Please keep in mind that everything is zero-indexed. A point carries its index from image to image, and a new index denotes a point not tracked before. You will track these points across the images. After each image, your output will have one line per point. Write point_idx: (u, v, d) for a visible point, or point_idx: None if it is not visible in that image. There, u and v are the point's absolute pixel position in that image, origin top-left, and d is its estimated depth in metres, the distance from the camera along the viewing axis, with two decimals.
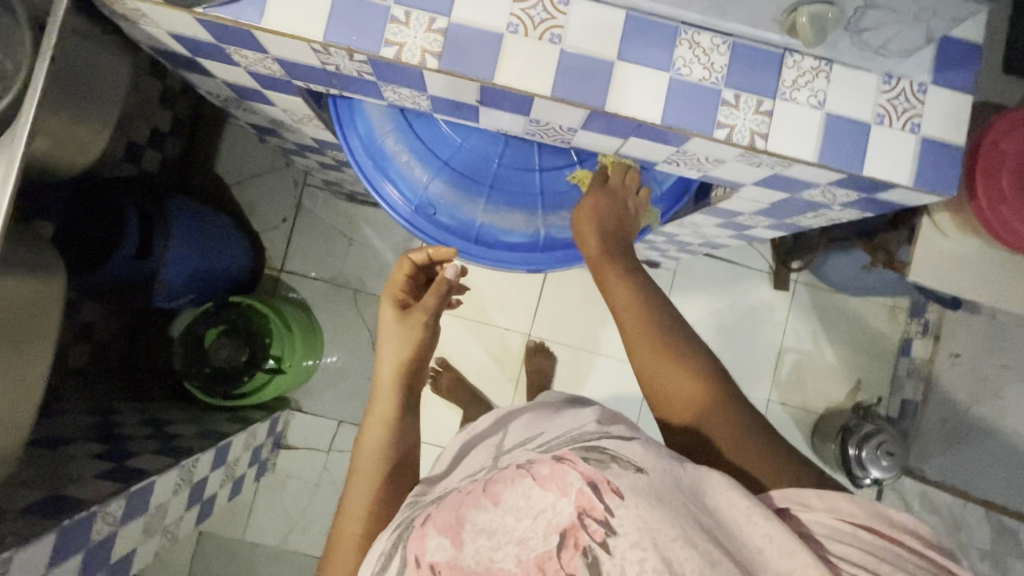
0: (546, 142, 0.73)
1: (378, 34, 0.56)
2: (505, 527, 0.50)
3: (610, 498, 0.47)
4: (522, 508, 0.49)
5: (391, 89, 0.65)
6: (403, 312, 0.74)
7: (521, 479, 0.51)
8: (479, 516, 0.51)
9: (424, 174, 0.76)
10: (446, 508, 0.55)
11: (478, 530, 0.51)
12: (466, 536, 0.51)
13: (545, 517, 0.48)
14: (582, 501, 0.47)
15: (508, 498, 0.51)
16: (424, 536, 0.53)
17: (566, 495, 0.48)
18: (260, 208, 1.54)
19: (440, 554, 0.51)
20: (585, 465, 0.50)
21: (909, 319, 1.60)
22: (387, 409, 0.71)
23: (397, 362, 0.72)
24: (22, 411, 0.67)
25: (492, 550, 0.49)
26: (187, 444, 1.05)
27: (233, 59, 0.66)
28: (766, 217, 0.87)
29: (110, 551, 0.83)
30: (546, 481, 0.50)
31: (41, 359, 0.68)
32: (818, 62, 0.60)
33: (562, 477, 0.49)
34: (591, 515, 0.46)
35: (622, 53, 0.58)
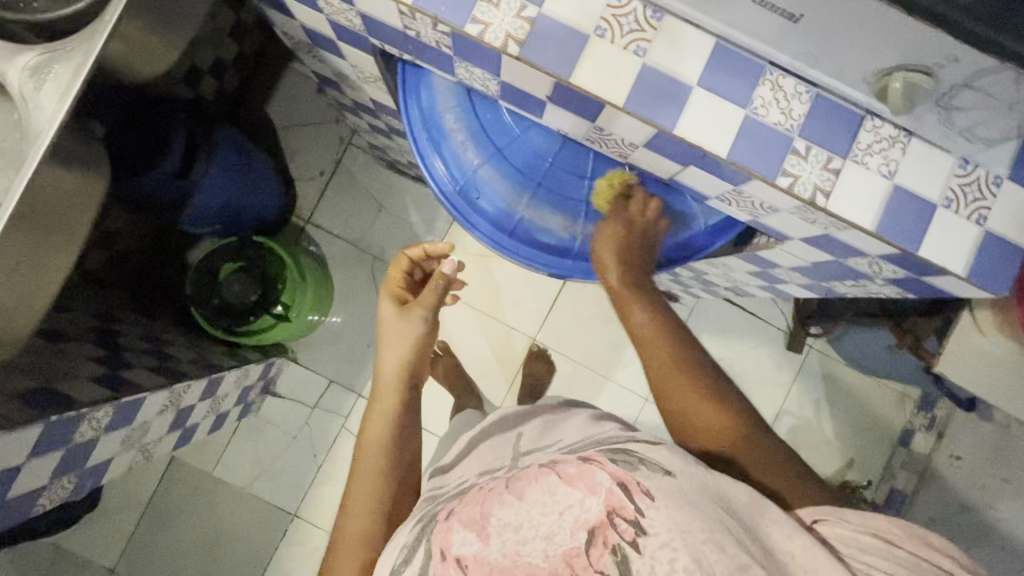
0: (600, 151, 0.72)
1: (467, 10, 0.56)
2: (530, 521, 0.52)
3: (639, 499, 0.50)
4: (547, 503, 0.52)
5: (465, 67, 0.64)
6: (402, 309, 0.83)
7: (546, 476, 0.54)
8: (503, 510, 0.54)
9: (475, 157, 0.76)
10: (468, 503, 0.58)
11: (503, 524, 0.53)
12: (491, 531, 0.53)
13: (572, 513, 0.50)
14: (612, 500, 0.50)
15: (533, 493, 0.53)
16: (449, 530, 0.55)
17: (595, 493, 0.51)
18: (301, 157, 1.55)
19: (466, 547, 0.53)
20: (614, 467, 0.53)
21: (915, 411, 1.58)
22: (387, 403, 0.76)
23: (397, 355, 0.79)
24: (38, 299, 0.68)
25: (519, 543, 0.51)
26: (182, 369, 1.06)
27: (318, 4, 0.66)
28: (802, 276, 0.85)
29: (89, 456, 0.84)
30: (573, 479, 0.53)
31: (67, 251, 0.69)
32: (898, 131, 0.59)
33: (590, 477, 0.52)
34: (621, 515, 0.49)
35: (703, 79, 0.57)
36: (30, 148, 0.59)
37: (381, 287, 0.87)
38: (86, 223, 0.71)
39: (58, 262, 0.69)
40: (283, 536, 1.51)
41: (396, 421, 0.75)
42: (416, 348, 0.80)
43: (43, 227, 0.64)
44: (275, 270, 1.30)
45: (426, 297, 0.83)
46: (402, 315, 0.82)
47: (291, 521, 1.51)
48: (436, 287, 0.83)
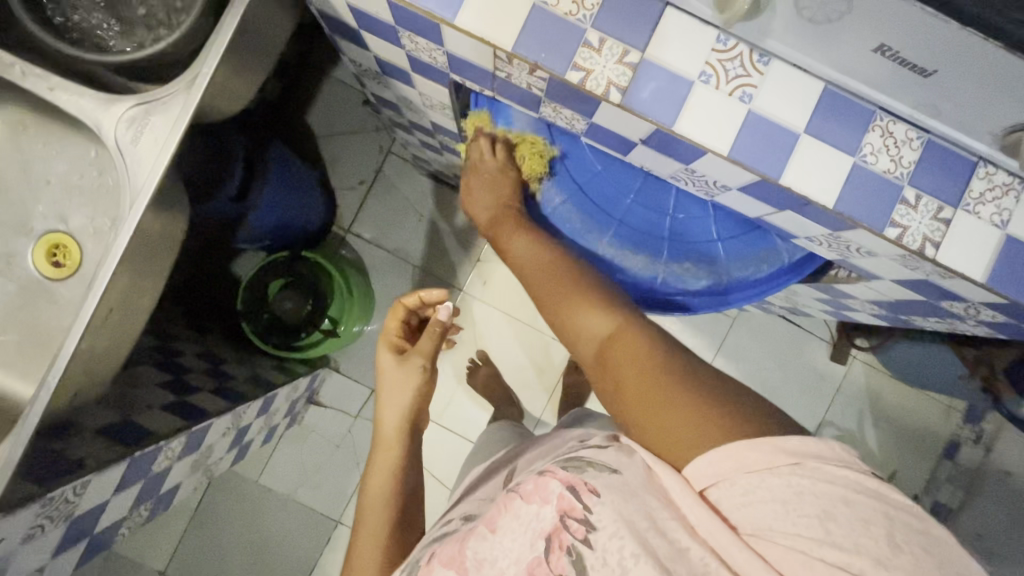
0: (684, 189, 0.70)
1: (567, 56, 0.54)
2: (502, 549, 0.50)
3: (588, 497, 0.49)
4: (514, 527, 0.50)
5: (553, 107, 0.63)
6: (401, 357, 0.82)
7: (510, 500, 0.52)
8: (478, 544, 0.51)
9: (554, 194, 0.74)
10: (449, 542, 0.55)
11: (480, 558, 0.51)
12: (469, 566, 0.51)
13: (532, 527, 0.49)
14: (563, 504, 0.49)
15: (504, 521, 0.51)
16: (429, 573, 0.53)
17: (548, 503, 0.50)
18: (341, 165, 1.54)
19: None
20: (564, 473, 0.52)
21: (961, 423, 1.56)
22: (391, 453, 0.77)
23: (397, 407, 0.79)
24: (121, 339, 0.68)
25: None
26: (241, 390, 1.07)
27: (400, 41, 0.64)
28: (879, 307, 0.83)
29: (164, 482, 0.85)
30: (530, 495, 0.51)
31: (149, 291, 0.69)
32: (1012, 178, 0.57)
33: (543, 489, 0.51)
34: (572, 516, 0.48)
35: (810, 126, 0.55)
36: (125, 202, 0.59)
37: (379, 339, 0.86)
38: (166, 262, 0.71)
39: (140, 302, 0.69)
40: (327, 542, 1.53)
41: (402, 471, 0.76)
42: (418, 397, 0.79)
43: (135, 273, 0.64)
44: (324, 285, 1.32)
45: (424, 344, 0.82)
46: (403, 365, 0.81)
47: (335, 528, 1.54)
48: (434, 334, 0.83)
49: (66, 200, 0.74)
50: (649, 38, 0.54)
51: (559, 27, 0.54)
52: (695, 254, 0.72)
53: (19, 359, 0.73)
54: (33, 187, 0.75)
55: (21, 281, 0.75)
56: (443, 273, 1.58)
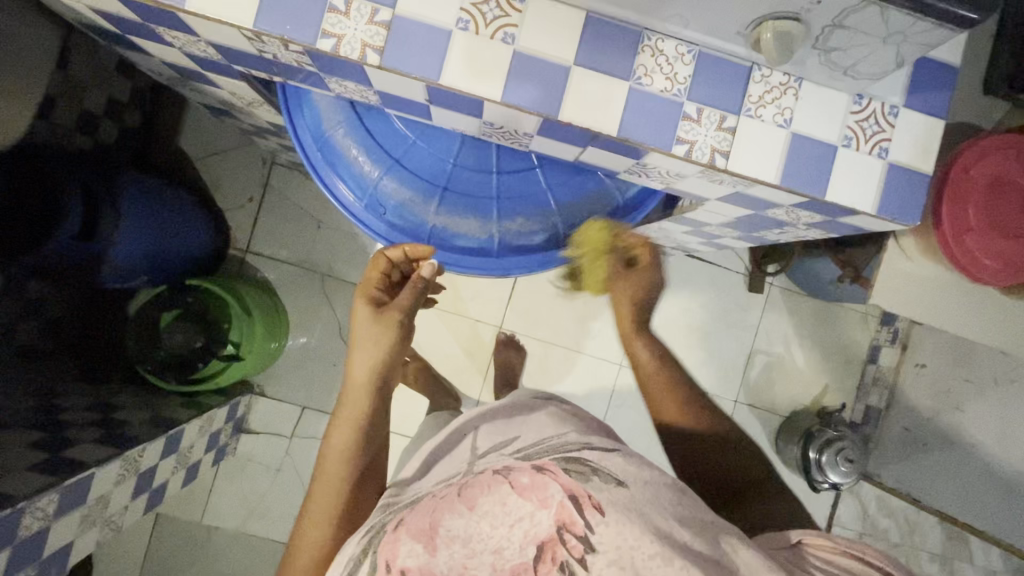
0: (502, 145, 0.68)
1: (314, 24, 0.52)
2: (480, 534, 0.52)
3: (590, 514, 0.50)
4: (498, 516, 0.52)
5: (336, 82, 0.61)
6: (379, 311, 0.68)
7: (498, 486, 0.54)
8: (453, 521, 0.54)
9: (374, 170, 0.70)
10: (420, 512, 0.57)
11: (453, 536, 0.53)
12: (439, 542, 0.53)
13: (523, 526, 0.51)
14: (562, 515, 0.50)
15: (483, 503, 0.54)
16: (397, 541, 0.55)
17: (547, 507, 0.51)
18: (226, 186, 1.48)
19: (413, 560, 0.53)
20: (566, 477, 0.53)
21: (879, 327, 1.60)
22: (356, 410, 0.67)
23: (370, 360, 0.67)
24: None
25: (468, 556, 0.51)
26: (135, 432, 1.02)
27: (165, 39, 0.61)
28: (732, 229, 0.84)
29: (43, 545, 0.81)
30: (525, 491, 0.53)
31: None
32: (788, 77, 0.57)
33: (543, 490, 0.52)
34: (570, 530, 0.49)
35: (579, 57, 0.54)
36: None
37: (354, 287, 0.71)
38: None
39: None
40: None
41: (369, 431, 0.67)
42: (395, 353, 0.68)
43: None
44: (218, 312, 1.28)
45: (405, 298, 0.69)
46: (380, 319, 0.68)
47: None
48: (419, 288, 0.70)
49: None
50: None
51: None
52: (527, 208, 0.72)
53: None
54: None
55: None
56: (355, 276, 1.53)
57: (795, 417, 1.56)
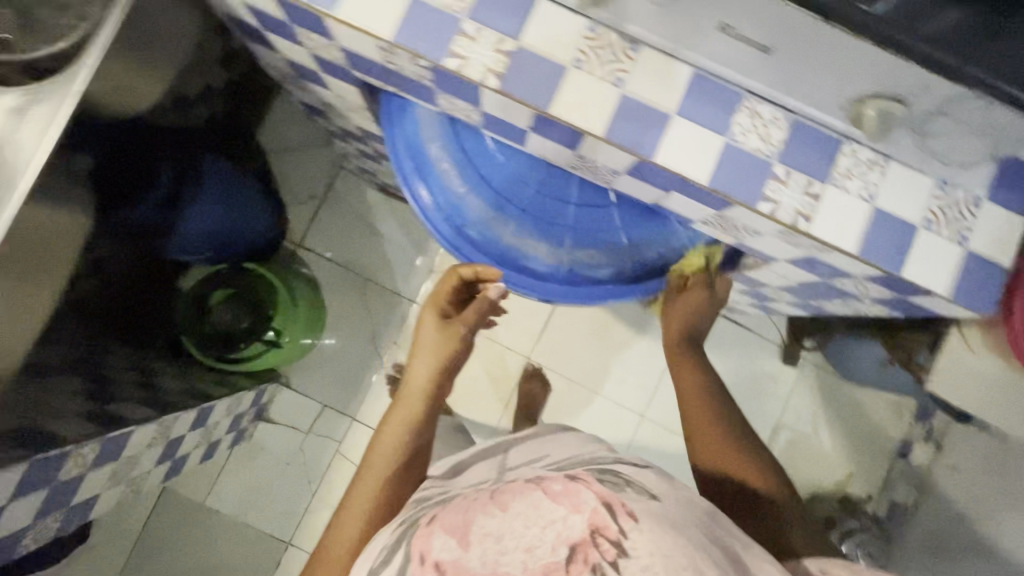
0: (587, 179, 0.71)
1: (445, 45, 0.57)
2: (513, 533, 0.53)
3: (622, 520, 0.53)
4: (531, 517, 0.53)
5: (446, 98, 0.65)
6: (442, 321, 0.82)
7: (531, 491, 0.55)
8: (486, 520, 0.54)
9: (460, 185, 0.74)
10: (453, 508, 0.58)
11: (485, 533, 0.53)
12: (473, 539, 0.54)
13: (555, 528, 0.52)
14: (595, 520, 0.53)
15: (516, 505, 0.54)
16: (431, 534, 0.57)
17: (579, 512, 0.53)
18: (292, 181, 1.56)
19: (446, 553, 0.54)
20: (597, 487, 0.56)
21: (913, 421, 1.54)
22: (412, 404, 0.77)
23: (428, 361, 0.80)
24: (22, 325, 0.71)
25: (500, 554, 0.52)
26: (172, 399, 1.05)
27: (301, 39, 0.67)
28: (790, 294, 0.85)
29: (74, 492, 0.83)
30: (558, 496, 0.54)
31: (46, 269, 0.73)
32: (875, 154, 0.59)
33: (574, 496, 0.54)
34: (603, 534, 0.52)
35: (681, 108, 0.58)
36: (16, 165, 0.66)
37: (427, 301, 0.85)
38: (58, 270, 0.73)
39: (25, 294, 0.70)
40: (277, 566, 1.48)
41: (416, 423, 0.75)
42: (452, 361, 0.80)
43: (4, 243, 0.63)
44: (267, 297, 1.32)
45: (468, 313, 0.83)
46: (443, 327, 0.82)
47: (286, 550, 1.49)
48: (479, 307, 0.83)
49: None
50: (521, 27, 0.57)
51: (436, 16, 0.57)
52: (599, 242, 0.74)
53: None
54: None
55: None
56: (397, 285, 1.57)
57: (814, 501, 1.51)
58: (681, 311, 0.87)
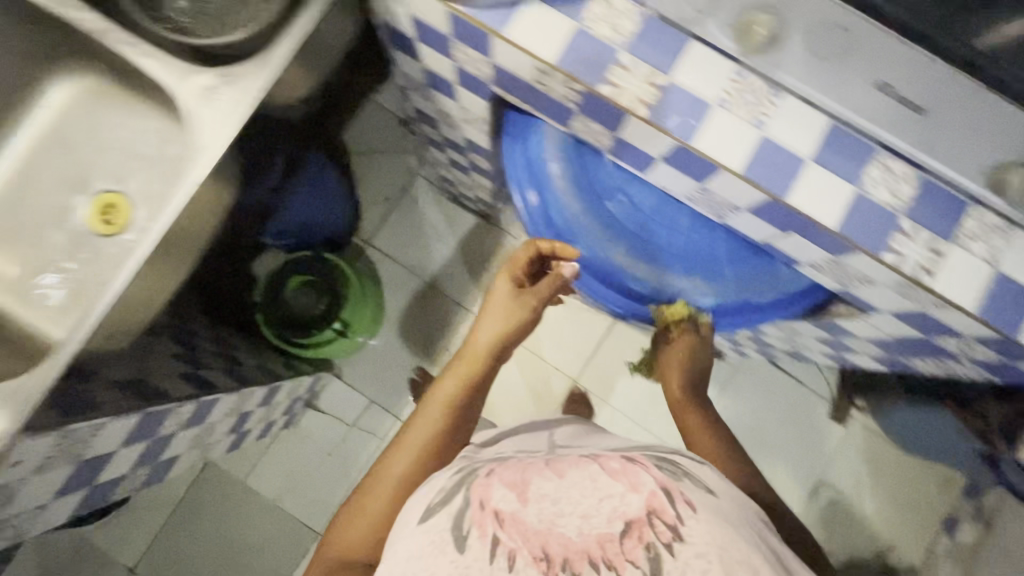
0: (699, 211, 0.74)
1: (602, 72, 0.61)
2: (570, 498, 0.55)
3: (680, 507, 0.54)
4: (589, 488, 0.55)
5: (582, 122, 0.70)
6: (518, 290, 0.78)
7: (589, 464, 0.58)
8: (544, 483, 0.56)
9: (571, 201, 0.79)
10: (510, 466, 0.59)
11: (543, 494, 0.55)
12: (531, 496, 0.55)
13: (613, 502, 0.54)
14: (654, 501, 0.54)
15: (574, 474, 0.57)
16: (489, 484, 0.56)
17: (638, 492, 0.54)
18: (369, 181, 1.62)
19: (506, 504, 0.55)
20: (657, 472, 0.57)
21: (961, 497, 1.49)
22: (475, 369, 0.73)
23: (498, 328, 0.75)
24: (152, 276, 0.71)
25: (557, 514, 0.53)
26: (249, 374, 1.09)
27: (453, 53, 0.72)
28: (876, 347, 0.86)
29: (164, 450, 0.87)
30: (617, 474, 0.56)
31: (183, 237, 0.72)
32: (1002, 221, 0.61)
33: (633, 475, 0.56)
34: (660, 517, 0.53)
35: (816, 154, 0.61)
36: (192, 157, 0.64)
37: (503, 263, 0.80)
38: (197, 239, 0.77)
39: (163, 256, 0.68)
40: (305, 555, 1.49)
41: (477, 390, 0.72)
42: (518, 333, 0.76)
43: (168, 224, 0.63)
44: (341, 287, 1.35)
45: (543, 287, 0.79)
46: (517, 296, 0.77)
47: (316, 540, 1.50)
48: (555, 283, 0.79)
49: (126, 164, 0.78)
50: (673, 64, 0.61)
51: (596, 45, 0.61)
52: (698, 272, 0.77)
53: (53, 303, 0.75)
54: (126, 149, 0.78)
55: (70, 233, 0.77)
56: (455, 293, 1.61)
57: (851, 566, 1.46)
58: (679, 366, 0.84)
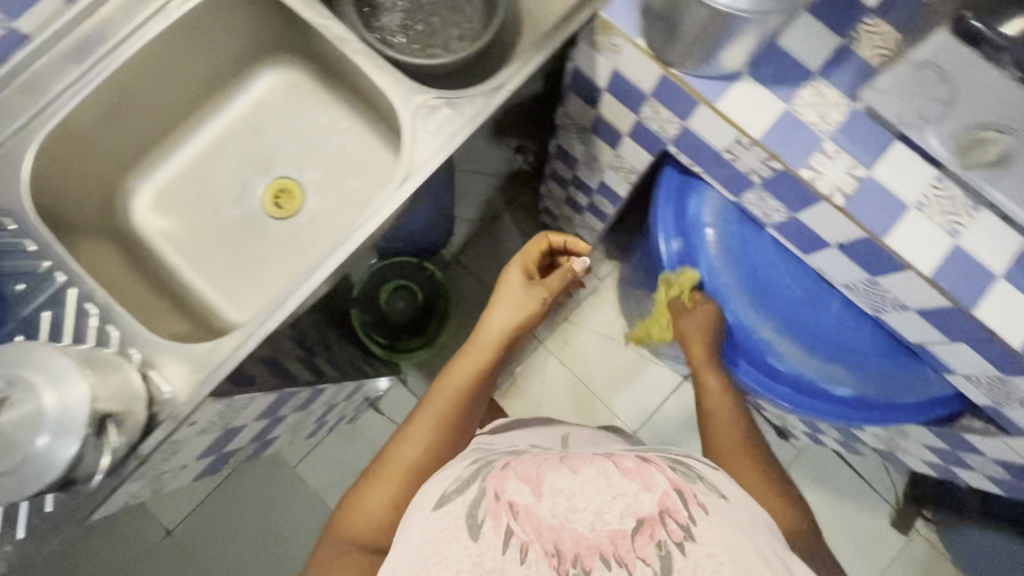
0: (850, 297, 0.76)
1: (805, 155, 0.63)
2: (582, 495, 0.48)
3: (694, 509, 0.48)
4: (602, 484, 0.49)
5: (760, 195, 0.72)
6: (528, 281, 0.79)
7: (602, 461, 0.52)
8: (557, 477, 0.50)
9: (720, 260, 0.80)
10: (525, 460, 0.53)
11: (557, 489, 0.49)
12: (545, 491, 0.49)
13: (624, 500, 0.48)
14: (666, 501, 0.48)
15: (588, 470, 0.51)
16: (504, 477, 0.51)
17: (650, 491, 0.49)
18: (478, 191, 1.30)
19: (521, 497, 0.49)
20: (671, 472, 0.51)
21: None
22: (481, 356, 0.74)
23: (506, 318, 0.76)
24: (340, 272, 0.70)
25: (570, 510, 0.48)
26: (346, 367, 1.10)
27: (641, 108, 0.75)
28: (1003, 470, 0.84)
29: (270, 430, 0.88)
30: (630, 472, 0.50)
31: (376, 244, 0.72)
32: None
33: (647, 475, 0.50)
34: (673, 516, 0.47)
35: (1008, 273, 0.60)
36: (400, 174, 0.65)
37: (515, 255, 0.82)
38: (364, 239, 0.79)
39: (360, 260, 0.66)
40: None
41: (482, 374, 0.72)
42: (525, 324, 0.78)
43: (370, 243, 0.65)
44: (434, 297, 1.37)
45: (553, 281, 0.81)
46: (528, 288, 0.79)
47: None
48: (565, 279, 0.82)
49: (307, 156, 0.83)
50: (876, 159, 0.62)
51: (803, 129, 0.63)
52: (837, 356, 0.78)
53: (221, 275, 0.79)
54: (311, 141, 0.84)
55: (244, 210, 0.82)
56: None
57: None
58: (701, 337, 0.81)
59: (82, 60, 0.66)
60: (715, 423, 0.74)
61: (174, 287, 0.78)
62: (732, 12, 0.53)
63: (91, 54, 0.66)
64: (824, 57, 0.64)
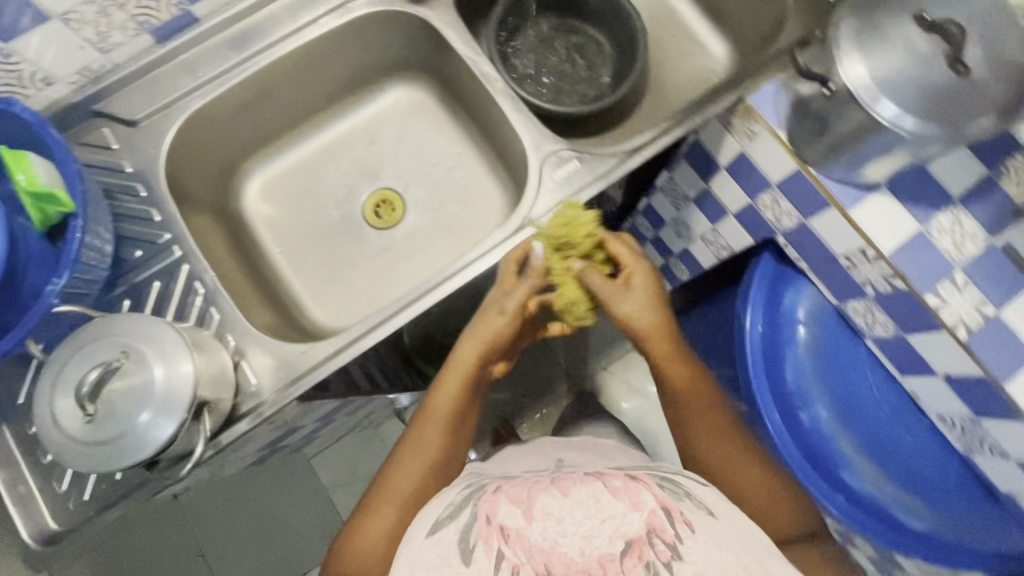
0: (937, 426, 0.74)
1: (932, 280, 0.61)
2: (572, 517, 0.42)
3: (683, 528, 0.42)
4: (591, 506, 0.43)
5: (868, 307, 0.70)
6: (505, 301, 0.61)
7: (592, 481, 0.45)
8: (546, 498, 0.44)
9: (807, 359, 0.79)
10: (519, 484, 0.47)
11: (546, 512, 0.42)
12: (535, 512, 0.43)
13: (613, 522, 0.42)
14: (654, 521, 0.42)
15: (577, 490, 0.44)
16: (496, 500, 0.45)
17: (639, 511, 0.42)
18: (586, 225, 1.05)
19: (512, 519, 0.43)
20: (660, 491, 0.45)
21: None
22: (462, 381, 0.59)
23: (486, 340, 0.59)
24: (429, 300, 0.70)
25: (559, 534, 0.41)
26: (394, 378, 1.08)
27: (758, 195, 0.73)
28: None
29: (315, 431, 0.86)
30: (618, 492, 0.44)
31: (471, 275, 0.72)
32: None
33: (635, 492, 0.44)
34: (661, 536, 0.41)
35: None
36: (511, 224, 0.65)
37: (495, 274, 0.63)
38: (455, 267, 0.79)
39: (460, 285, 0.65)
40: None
41: (466, 397, 0.59)
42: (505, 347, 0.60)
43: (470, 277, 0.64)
44: None
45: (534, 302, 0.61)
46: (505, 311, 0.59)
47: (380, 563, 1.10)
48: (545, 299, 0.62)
49: (413, 173, 0.85)
50: (1008, 299, 0.60)
51: (935, 255, 0.61)
52: (912, 484, 0.76)
53: (313, 273, 0.80)
54: (421, 159, 0.85)
55: (345, 214, 0.83)
56: None
57: None
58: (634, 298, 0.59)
59: (241, 50, 0.69)
60: (686, 410, 0.58)
61: (262, 275, 0.78)
62: (892, 127, 0.54)
63: (249, 45, 0.69)
64: (969, 184, 0.62)
